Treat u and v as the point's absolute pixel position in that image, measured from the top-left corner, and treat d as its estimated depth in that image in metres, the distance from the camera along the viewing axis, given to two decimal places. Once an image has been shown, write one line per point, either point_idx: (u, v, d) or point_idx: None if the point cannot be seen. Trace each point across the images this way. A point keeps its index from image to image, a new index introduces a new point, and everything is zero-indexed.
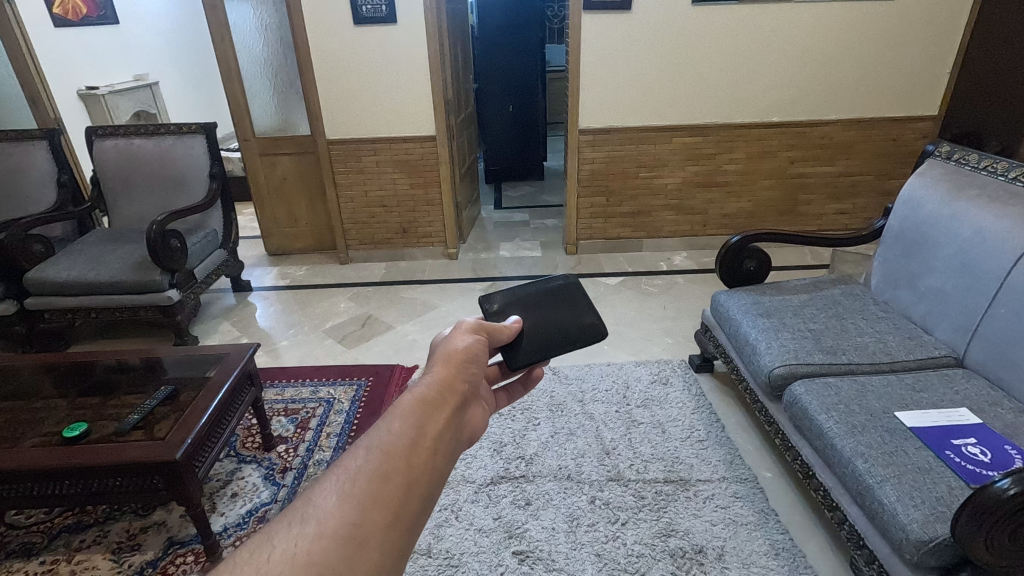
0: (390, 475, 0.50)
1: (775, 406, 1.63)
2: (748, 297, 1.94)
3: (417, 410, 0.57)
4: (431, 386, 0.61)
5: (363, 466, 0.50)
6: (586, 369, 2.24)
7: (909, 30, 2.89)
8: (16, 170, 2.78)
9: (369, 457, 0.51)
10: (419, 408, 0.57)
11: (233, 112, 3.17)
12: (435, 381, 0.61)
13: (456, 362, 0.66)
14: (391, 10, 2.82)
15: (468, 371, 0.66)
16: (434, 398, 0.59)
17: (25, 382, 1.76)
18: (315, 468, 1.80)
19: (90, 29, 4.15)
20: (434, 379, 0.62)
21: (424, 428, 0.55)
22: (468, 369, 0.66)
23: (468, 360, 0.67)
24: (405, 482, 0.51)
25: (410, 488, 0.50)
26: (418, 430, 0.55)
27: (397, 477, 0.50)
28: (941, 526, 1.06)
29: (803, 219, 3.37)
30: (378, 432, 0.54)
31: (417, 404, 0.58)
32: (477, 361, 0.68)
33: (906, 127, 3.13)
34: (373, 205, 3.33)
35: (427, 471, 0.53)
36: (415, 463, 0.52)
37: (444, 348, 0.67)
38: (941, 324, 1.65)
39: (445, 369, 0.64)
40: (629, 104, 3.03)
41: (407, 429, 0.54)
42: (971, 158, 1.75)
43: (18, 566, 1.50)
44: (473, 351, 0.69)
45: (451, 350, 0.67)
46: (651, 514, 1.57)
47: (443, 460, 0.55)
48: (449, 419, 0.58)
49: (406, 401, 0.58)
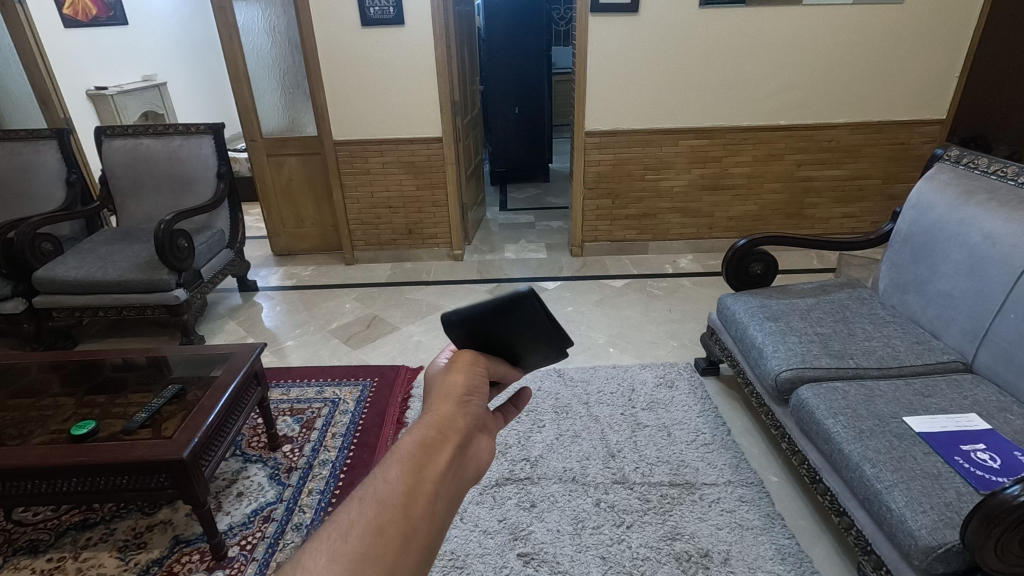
0: (386, 527, 0.47)
1: (782, 410, 1.63)
2: (754, 300, 1.93)
3: (413, 455, 0.54)
4: (430, 425, 0.58)
5: (355, 521, 0.47)
6: (591, 371, 2.24)
7: (917, 33, 2.88)
8: (26, 169, 2.80)
9: (361, 509, 0.48)
10: (417, 452, 0.54)
11: (241, 113, 3.19)
12: (434, 420, 0.58)
13: (459, 399, 0.62)
14: (399, 12, 2.83)
15: (470, 408, 0.62)
16: (434, 437, 0.56)
17: (32, 380, 1.77)
18: (320, 468, 1.80)
19: (99, 30, 4.18)
20: (433, 418, 0.59)
21: (421, 474, 0.52)
22: (472, 404, 0.62)
23: (471, 395, 0.63)
24: (401, 536, 0.47)
25: (407, 543, 0.47)
26: (416, 476, 0.52)
27: (392, 531, 0.47)
28: (949, 532, 1.06)
29: (810, 222, 3.36)
30: (373, 481, 0.51)
31: (415, 448, 0.55)
32: (481, 396, 0.64)
33: (914, 131, 3.12)
34: (379, 206, 3.33)
35: (426, 521, 0.50)
36: (413, 513, 0.49)
37: (445, 382, 0.63)
38: (950, 329, 1.64)
39: (447, 402, 0.61)
40: (636, 107, 3.03)
41: (403, 476, 0.51)
42: (981, 163, 1.75)
43: (25, 563, 1.51)
44: (475, 386, 0.64)
45: (450, 387, 0.62)
46: (657, 517, 1.57)
47: (446, 505, 0.52)
48: (451, 459, 0.55)
49: (403, 446, 0.54)
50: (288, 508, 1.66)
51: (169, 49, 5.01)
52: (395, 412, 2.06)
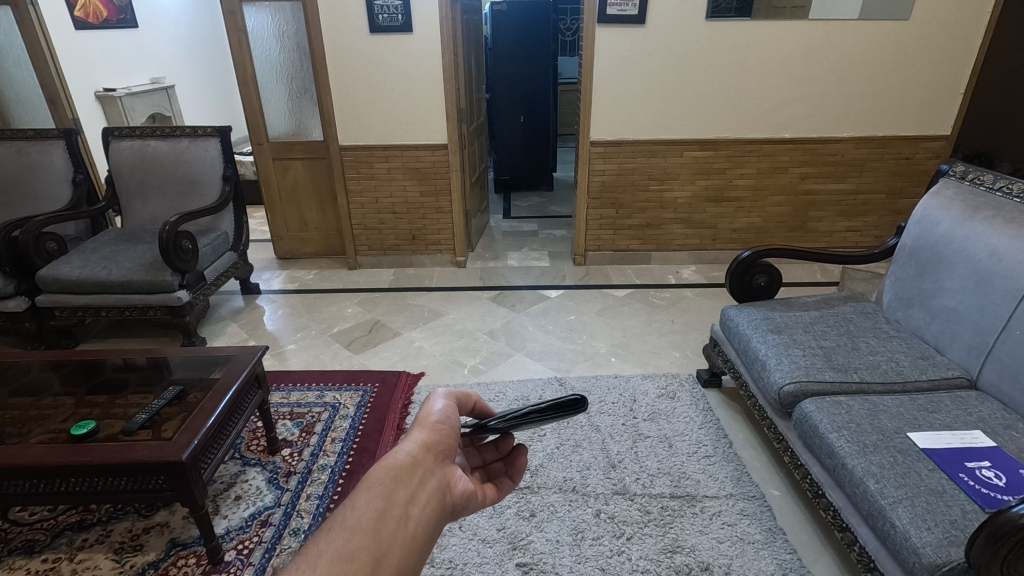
0: (356, 552, 0.53)
1: (785, 423, 1.61)
2: (758, 312, 1.93)
3: (383, 483, 0.61)
4: (405, 453, 0.65)
5: (328, 547, 0.53)
6: (593, 381, 2.22)
7: (921, 50, 2.90)
8: (33, 168, 2.81)
9: (336, 535, 0.54)
10: (387, 481, 0.61)
11: (248, 117, 3.21)
12: (409, 451, 0.65)
13: (436, 428, 0.70)
14: (407, 20, 2.85)
15: (444, 438, 0.70)
16: (406, 467, 0.63)
17: (33, 378, 1.77)
18: (319, 474, 1.79)
19: (109, 31, 4.21)
20: (407, 449, 0.66)
21: (388, 502, 0.59)
22: (445, 433, 0.70)
23: (442, 424, 0.70)
24: (372, 558, 0.54)
25: (377, 562, 0.54)
26: (384, 501, 0.59)
27: (361, 555, 0.54)
28: (954, 550, 1.04)
29: (814, 235, 3.36)
30: (347, 509, 0.58)
31: (387, 474, 0.62)
32: (455, 428, 0.72)
33: (918, 146, 3.12)
34: (383, 211, 3.34)
35: (397, 539, 0.57)
36: (383, 533, 0.56)
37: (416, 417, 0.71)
38: (955, 345, 1.63)
39: (422, 435, 0.68)
40: (641, 118, 3.05)
41: (373, 502, 0.58)
42: (987, 179, 1.74)
43: (19, 563, 1.50)
44: (448, 419, 0.72)
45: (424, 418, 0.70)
46: (657, 529, 1.56)
47: (415, 523, 0.60)
48: (421, 486, 0.63)
49: (377, 473, 0.62)
50: (286, 513, 1.65)
51: (177, 52, 5.04)
52: (396, 418, 2.05)
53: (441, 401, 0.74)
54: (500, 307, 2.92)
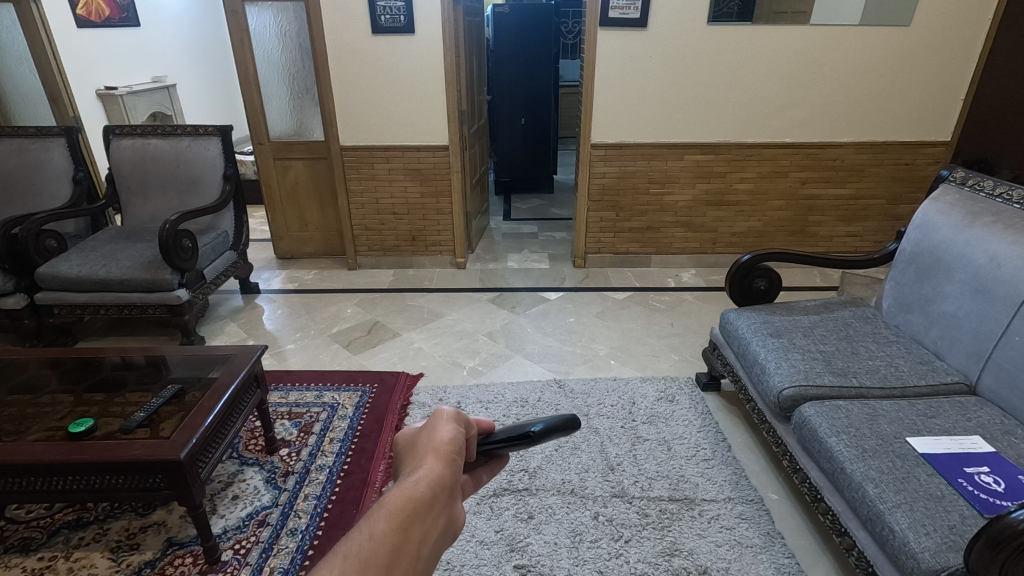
0: None
1: (784, 427, 1.61)
2: (758, 316, 1.93)
3: (399, 512, 0.47)
4: (421, 481, 0.52)
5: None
6: (592, 383, 2.22)
7: (922, 56, 2.90)
8: (33, 165, 2.81)
9: (345, 567, 0.42)
10: (407, 509, 0.48)
11: (249, 116, 3.21)
12: (426, 478, 0.52)
13: (448, 455, 0.56)
14: (409, 20, 2.85)
15: (457, 468, 0.56)
16: (423, 496, 0.50)
17: (30, 376, 1.76)
18: (317, 474, 1.79)
19: (111, 30, 4.21)
20: (425, 475, 0.52)
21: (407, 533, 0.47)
22: (455, 463, 0.56)
23: (454, 451, 0.57)
24: None
25: None
26: (400, 533, 0.46)
27: None
28: (953, 555, 1.05)
29: (814, 240, 3.37)
30: (357, 536, 0.45)
31: (405, 502, 0.49)
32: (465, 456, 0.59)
33: (919, 152, 3.13)
34: (383, 212, 3.34)
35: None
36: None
37: (428, 441, 0.57)
38: (954, 350, 1.63)
39: (435, 459, 0.55)
40: (642, 120, 3.05)
41: (389, 534, 0.46)
42: (987, 185, 1.74)
43: (16, 561, 1.49)
44: (460, 446, 0.58)
45: (437, 442, 0.57)
46: (655, 532, 1.55)
47: (426, 564, 0.47)
48: (436, 522, 0.50)
49: (391, 500, 0.48)
50: (283, 513, 1.64)
51: (179, 51, 5.05)
52: (394, 418, 2.05)
53: (452, 424, 0.60)
54: (499, 308, 2.91)
